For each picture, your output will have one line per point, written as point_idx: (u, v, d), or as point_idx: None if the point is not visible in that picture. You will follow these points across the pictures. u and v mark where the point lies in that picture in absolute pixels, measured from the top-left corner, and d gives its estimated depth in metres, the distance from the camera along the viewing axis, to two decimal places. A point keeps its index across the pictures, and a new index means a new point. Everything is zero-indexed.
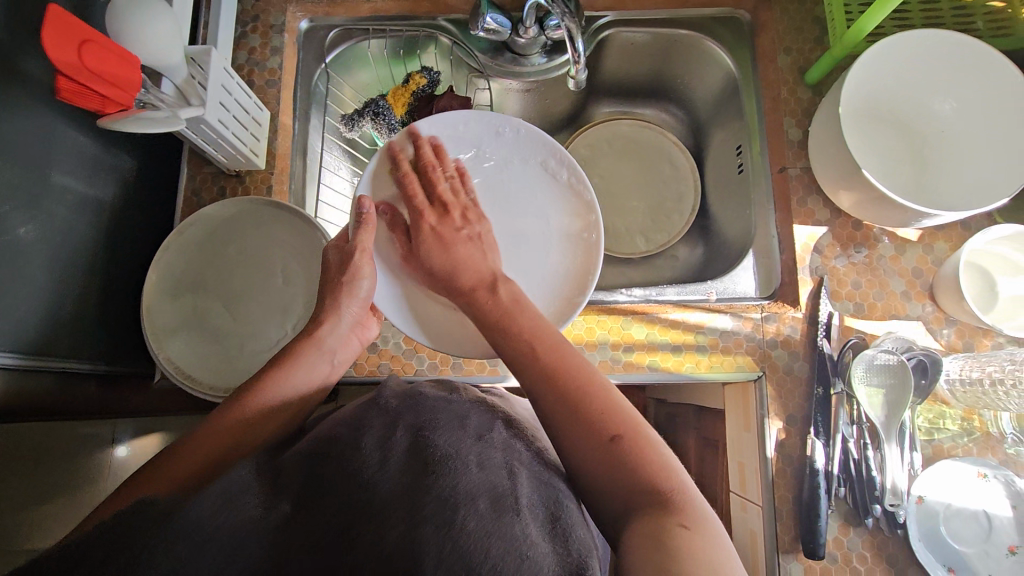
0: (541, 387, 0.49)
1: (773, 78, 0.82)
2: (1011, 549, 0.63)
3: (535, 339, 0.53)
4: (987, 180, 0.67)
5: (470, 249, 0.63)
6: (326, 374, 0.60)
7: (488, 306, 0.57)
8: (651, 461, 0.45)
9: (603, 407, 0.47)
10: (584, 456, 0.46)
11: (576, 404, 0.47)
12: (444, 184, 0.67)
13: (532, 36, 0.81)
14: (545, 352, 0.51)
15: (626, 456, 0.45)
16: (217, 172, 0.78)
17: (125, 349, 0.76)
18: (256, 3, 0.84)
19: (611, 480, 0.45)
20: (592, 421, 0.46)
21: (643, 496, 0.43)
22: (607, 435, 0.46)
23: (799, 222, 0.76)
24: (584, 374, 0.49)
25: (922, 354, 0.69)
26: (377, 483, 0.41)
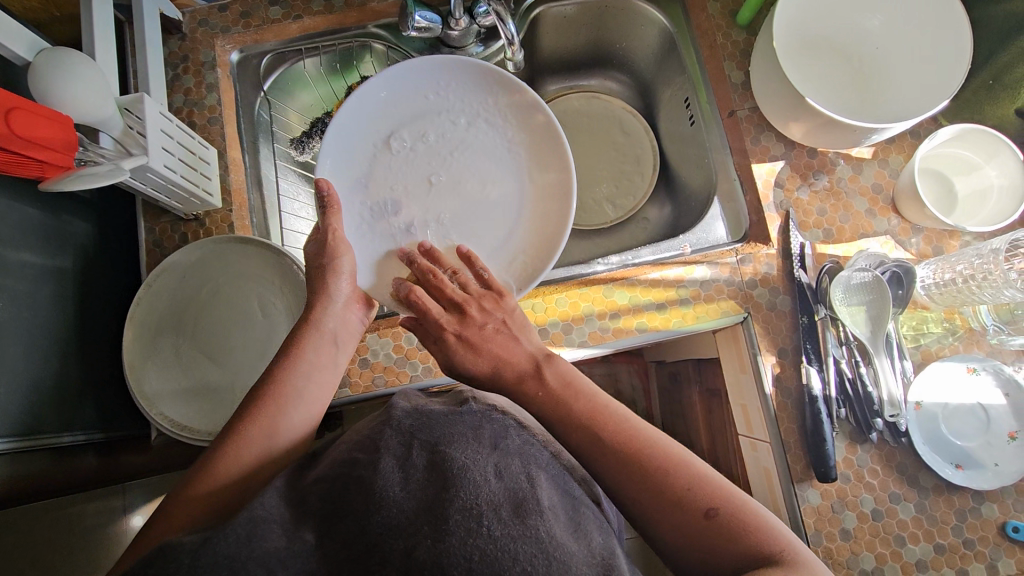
0: (603, 463, 0.46)
1: (706, 26, 0.82)
2: (1011, 436, 0.66)
3: (596, 421, 0.48)
4: (927, 86, 0.69)
5: (503, 342, 0.56)
6: (333, 361, 0.58)
7: (537, 396, 0.51)
8: (753, 524, 0.42)
9: (683, 474, 0.45)
10: (670, 531, 0.43)
11: (655, 485, 0.44)
12: (453, 283, 0.60)
13: (464, 27, 0.80)
14: (598, 423, 0.48)
15: (727, 527, 0.42)
16: (175, 219, 0.78)
17: (118, 413, 0.76)
18: (183, 43, 0.82)
19: (702, 552, 0.42)
20: (670, 494, 0.44)
21: (750, 559, 0.41)
22: (702, 511, 0.43)
23: (756, 161, 0.77)
24: (640, 436, 0.47)
25: (895, 266, 0.71)
26: (401, 500, 0.41)
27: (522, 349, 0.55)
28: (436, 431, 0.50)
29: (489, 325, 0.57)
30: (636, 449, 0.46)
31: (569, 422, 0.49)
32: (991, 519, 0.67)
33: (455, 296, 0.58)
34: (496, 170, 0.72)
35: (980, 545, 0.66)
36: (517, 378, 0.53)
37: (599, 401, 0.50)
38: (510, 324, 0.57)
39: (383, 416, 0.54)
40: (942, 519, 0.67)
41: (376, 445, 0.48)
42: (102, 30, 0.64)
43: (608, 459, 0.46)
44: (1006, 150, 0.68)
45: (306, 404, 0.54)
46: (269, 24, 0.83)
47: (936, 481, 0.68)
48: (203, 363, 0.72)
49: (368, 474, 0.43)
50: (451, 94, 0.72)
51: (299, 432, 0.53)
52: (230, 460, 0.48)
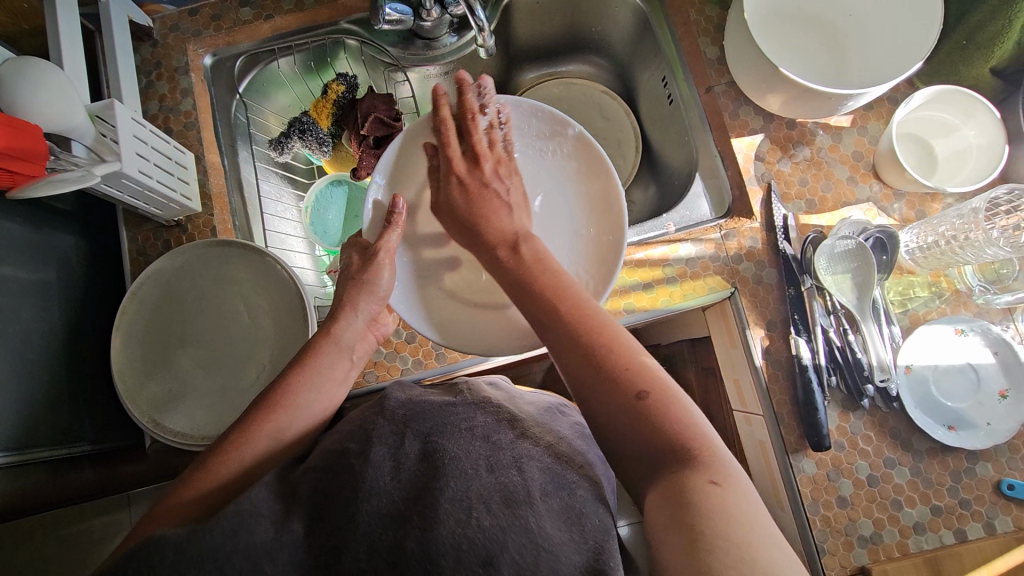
0: (554, 335, 0.47)
1: (679, 4, 0.82)
2: (1002, 394, 0.67)
3: (557, 296, 0.49)
4: (900, 50, 0.70)
5: (497, 205, 0.59)
6: (347, 371, 0.59)
7: (511, 267, 0.54)
8: (676, 419, 0.42)
9: (626, 358, 0.45)
10: (602, 406, 0.43)
11: (599, 364, 0.44)
12: (482, 136, 0.62)
13: (436, 17, 0.80)
14: (560, 299, 0.49)
15: (655, 410, 0.42)
16: (157, 227, 0.77)
17: (112, 424, 0.75)
18: (155, 50, 0.82)
19: (629, 431, 0.42)
20: (610, 368, 0.44)
21: (662, 451, 0.41)
22: (633, 392, 0.43)
23: (735, 136, 0.77)
24: (596, 317, 0.47)
25: (878, 232, 0.71)
26: (390, 491, 0.42)
27: (509, 218, 0.58)
28: (429, 420, 0.50)
29: (493, 185, 0.61)
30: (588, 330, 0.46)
31: (529, 294, 0.50)
32: (986, 478, 0.67)
33: (479, 146, 0.61)
34: (549, 200, 0.68)
35: (976, 505, 0.67)
36: (490, 246, 0.57)
37: (564, 279, 0.51)
38: (507, 196, 0.61)
39: (375, 407, 0.53)
40: (937, 481, 0.68)
41: (367, 434, 0.47)
42: (70, 38, 0.64)
43: (558, 332, 0.47)
44: (983, 109, 0.68)
45: (304, 412, 0.53)
46: (241, 25, 0.82)
47: (930, 444, 0.68)
48: (192, 370, 0.72)
49: (358, 465, 0.43)
50: (522, 136, 0.67)
51: (292, 433, 0.52)
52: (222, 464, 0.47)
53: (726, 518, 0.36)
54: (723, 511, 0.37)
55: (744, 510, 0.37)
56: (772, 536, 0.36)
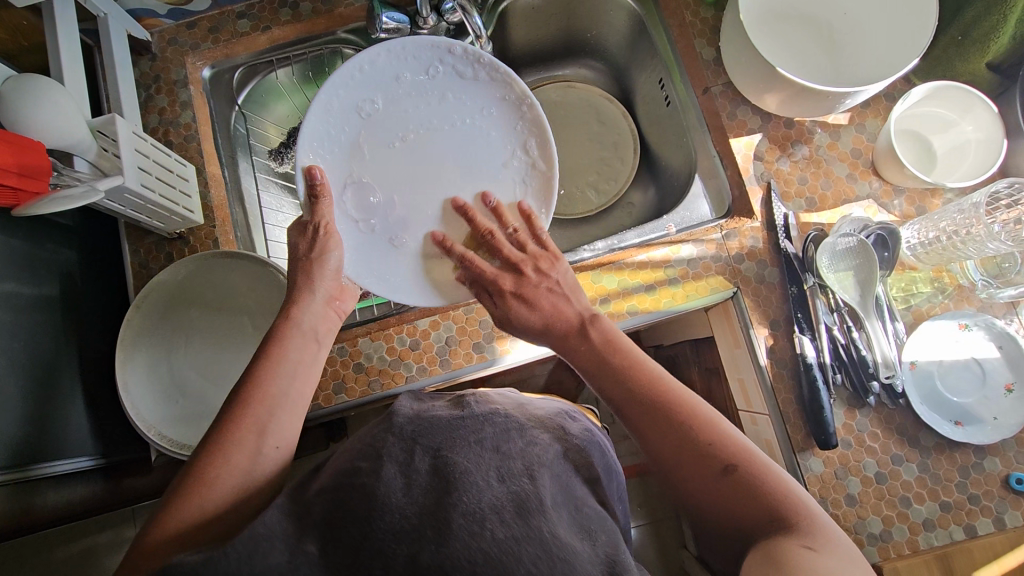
0: (639, 417, 0.48)
1: (674, 6, 0.82)
2: (1008, 389, 0.68)
3: (630, 380, 0.50)
4: (896, 47, 0.70)
5: (555, 300, 0.59)
6: (317, 355, 0.56)
7: (581, 352, 0.55)
8: (773, 495, 0.42)
9: (711, 432, 0.46)
10: (690, 480, 0.45)
11: (681, 435, 0.46)
12: (509, 241, 0.62)
13: (433, 24, 0.80)
14: (637, 381, 0.50)
15: (745, 482, 0.43)
16: (159, 240, 0.78)
17: (117, 439, 0.75)
18: (154, 63, 0.82)
19: (730, 505, 0.43)
20: (699, 446, 0.45)
21: (758, 520, 0.42)
22: (720, 466, 0.44)
23: (734, 136, 0.77)
24: (677, 393, 0.49)
25: (879, 229, 0.71)
26: (403, 506, 0.41)
27: (573, 310, 0.59)
28: (435, 433, 0.49)
29: (544, 284, 0.60)
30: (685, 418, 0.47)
31: (606, 375, 0.52)
32: (994, 472, 0.67)
33: (523, 244, 0.62)
34: (455, 125, 0.68)
35: (984, 500, 0.66)
36: (564, 336, 0.57)
37: (636, 360, 0.52)
38: (559, 286, 0.60)
39: (383, 422, 0.53)
40: (945, 477, 0.67)
41: (377, 450, 0.47)
42: (70, 54, 0.64)
43: (639, 410, 0.49)
44: (981, 105, 0.68)
45: (293, 405, 0.52)
46: (239, 37, 0.82)
47: (937, 440, 0.68)
48: (194, 380, 0.73)
49: (369, 481, 0.43)
50: (385, 50, 0.64)
51: (289, 434, 0.51)
52: (221, 473, 0.46)
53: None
54: (819, 571, 0.36)
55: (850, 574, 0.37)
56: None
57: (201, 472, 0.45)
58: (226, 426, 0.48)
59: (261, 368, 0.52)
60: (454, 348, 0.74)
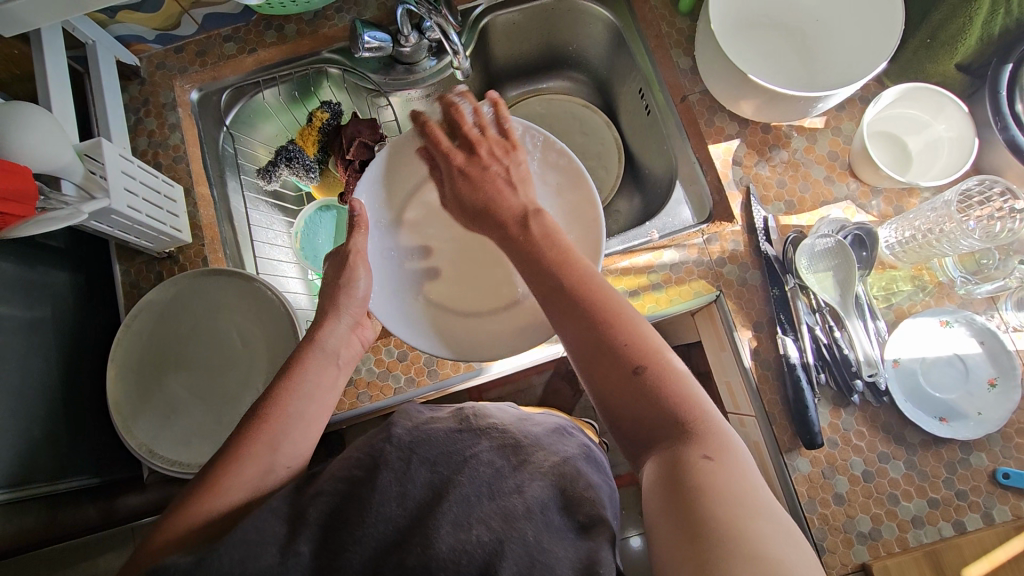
0: (570, 325, 0.48)
1: (650, 17, 0.84)
2: (991, 383, 0.68)
3: (559, 266, 0.51)
4: (866, 52, 0.71)
5: (500, 184, 0.60)
6: (335, 377, 0.57)
7: (518, 241, 0.56)
8: (675, 393, 0.45)
9: (623, 332, 0.47)
10: (602, 381, 0.46)
11: (598, 337, 0.47)
12: (470, 118, 0.62)
13: (414, 42, 0.83)
14: (563, 279, 0.50)
15: (654, 382, 0.45)
16: (150, 259, 0.79)
17: (114, 456, 0.76)
18: (143, 87, 0.84)
19: (635, 404, 0.45)
20: (611, 345, 0.46)
21: (660, 421, 0.44)
22: (631, 368, 0.45)
23: (713, 142, 0.78)
24: (597, 292, 0.49)
25: (856, 229, 0.72)
26: (395, 517, 0.43)
27: (516, 200, 0.59)
28: (436, 447, 0.49)
29: (493, 167, 0.61)
30: (597, 313, 0.48)
31: (538, 271, 0.52)
32: (981, 468, 0.67)
33: (470, 131, 0.62)
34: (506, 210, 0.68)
35: (972, 496, 0.67)
36: (502, 223, 0.58)
37: (562, 252, 0.53)
38: (510, 173, 0.61)
39: (382, 433, 0.51)
40: (933, 474, 0.68)
41: (375, 459, 0.47)
42: (58, 82, 0.66)
43: (561, 299, 0.50)
44: (952, 105, 0.69)
45: (305, 422, 0.52)
46: (225, 60, 0.85)
47: (923, 437, 0.69)
48: (185, 396, 0.73)
49: (366, 491, 0.44)
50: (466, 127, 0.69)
51: (298, 452, 0.51)
52: (224, 484, 0.47)
53: (721, 492, 0.39)
54: (714, 483, 0.39)
55: (739, 477, 0.40)
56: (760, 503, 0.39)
57: (204, 482, 0.47)
58: (242, 436, 0.50)
59: (278, 384, 0.54)
60: (441, 358, 0.75)
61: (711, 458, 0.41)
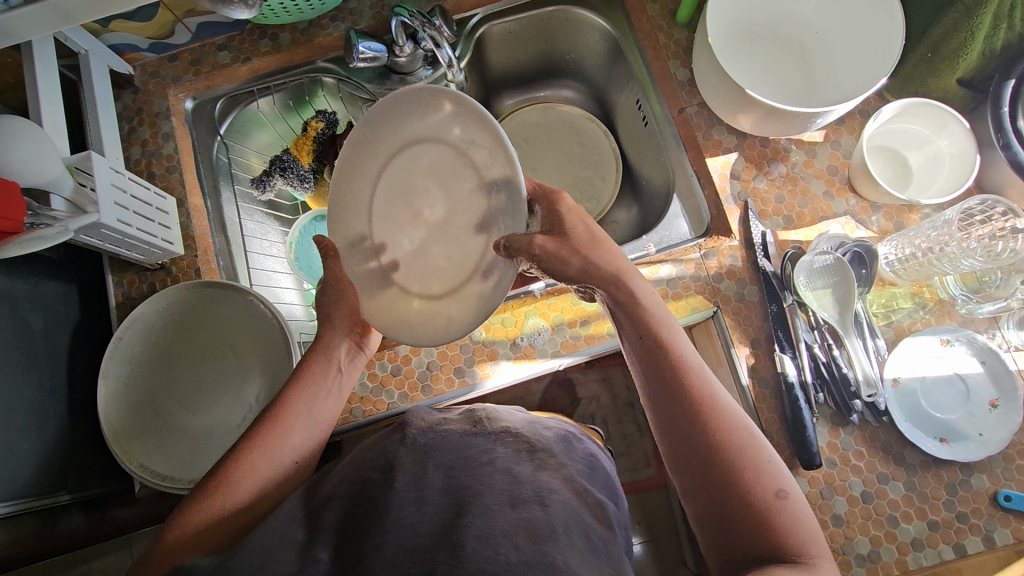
0: (695, 429, 0.48)
1: (648, 29, 0.83)
2: (992, 405, 0.67)
3: (685, 369, 0.51)
4: (865, 66, 0.71)
5: (612, 251, 0.59)
6: (333, 390, 0.61)
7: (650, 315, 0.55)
8: (801, 527, 0.44)
9: (759, 450, 0.47)
10: (725, 492, 0.46)
11: (726, 449, 0.47)
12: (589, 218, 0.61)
13: (409, 52, 0.81)
14: (692, 383, 0.50)
15: (785, 513, 0.44)
16: (142, 270, 0.78)
17: (100, 470, 0.74)
18: (136, 96, 0.83)
19: (752, 525, 0.44)
20: (742, 460, 0.46)
21: (775, 549, 0.43)
22: (770, 490, 0.45)
23: (710, 155, 0.78)
24: (729, 405, 0.50)
25: (856, 246, 0.71)
26: (417, 527, 0.42)
27: (621, 265, 0.59)
28: (453, 452, 0.51)
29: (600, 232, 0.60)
30: (731, 424, 0.48)
31: (663, 371, 0.51)
32: (982, 490, 0.66)
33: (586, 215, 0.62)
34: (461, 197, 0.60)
35: (973, 518, 0.66)
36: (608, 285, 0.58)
37: (697, 357, 0.53)
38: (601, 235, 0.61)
39: (396, 434, 0.55)
40: (932, 495, 0.67)
41: (391, 462, 0.50)
42: (48, 93, 0.65)
43: (690, 404, 0.49)
44: (954, 122, 0.69)
45: (306, 432, 0.58)
46: (219, 69, 0.84)
47: (922, 457, 0.68)
48: (184, 416, 0.71)
49: (383, 495, 0.46)
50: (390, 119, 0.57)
51: (295, 462, 0.57)
52: (228, 495, 0.51)
53: None
54: None
55: None
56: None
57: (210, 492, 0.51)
58: (247, 446, 0.54)
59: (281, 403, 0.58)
60: (435, 373, 0.73)
61: None
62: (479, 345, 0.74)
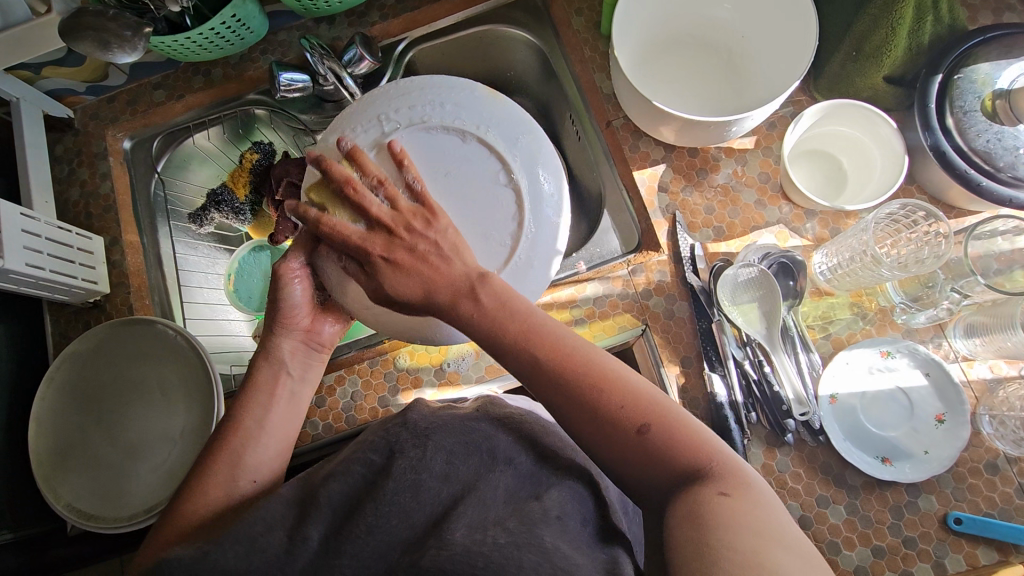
0: (551, 392, 0.43)
1: (574, 42, 0.82)
2: (938, 419, 0.63)
3: (527, 332, 0.44)
4: (788, 71, 0.67)
5: (434, 262, 0.45)
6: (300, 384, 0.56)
7: (474, 319, 0.44)
8: (681, 442, 0.41)
9: (615, 387, 0.42)
10: (599, 441, 0.42)
11: (574, 397, 0.42)
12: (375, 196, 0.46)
13: (334, 81, 0.81)
14: (531, 345, 0.44)
15: (660, 441, 0.41)
16: (77, 309, 0.79)
17: (30, 508, 0.72)
18: (76, 139, 0.85)
19: (636, 464, 0.41)
20: (605, 411, 0.41)
21: (673, 475, 0.40)
22: (633, 427, 0.41)
23: (638, 169, 0.75)
24: (576, 350, 0.44)
25: (782, 257, 0.69)
26: (415, 512, 0.41)
27: (453, 264, 0.45)
28: (453, 433, 0.48)
29: (421, 246, 0.45)
30: (572, 368, 0.43)
31: (502, 346, 0.44)
32: (931, 512, 0.62)
33: (379, 212, 0.45)
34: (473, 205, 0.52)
35: (922, 543, 0.61)
36: (447, 303, 0.45)
37: (527, 308, 0.45)
38: (440, 247, 0.45)
39: (395, 420, 0.50)
40: (877, 519, 0.62)
41: (392, 448, 0.45)
42: None
43: (538, 371, 0.43)
44: (880, 120, 0.65)
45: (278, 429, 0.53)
46: (154, 108, 0.85)
47: (866, 478, 0.63)
48: (110, 454, 0.71)
49: (382, 478, 0.43)
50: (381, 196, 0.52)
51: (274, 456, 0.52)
52: (197, 503, 0.47)
53: (749, 531, 0.36)
54: (739, 521, 0.36)
55: (767, 516, 0.37)
56: (791, 537, 0.36)
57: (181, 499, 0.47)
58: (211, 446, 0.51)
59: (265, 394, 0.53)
60: (359, 404, 0.72)
61: (731, 499, 0.38)
62: (403, 373, 0.73)
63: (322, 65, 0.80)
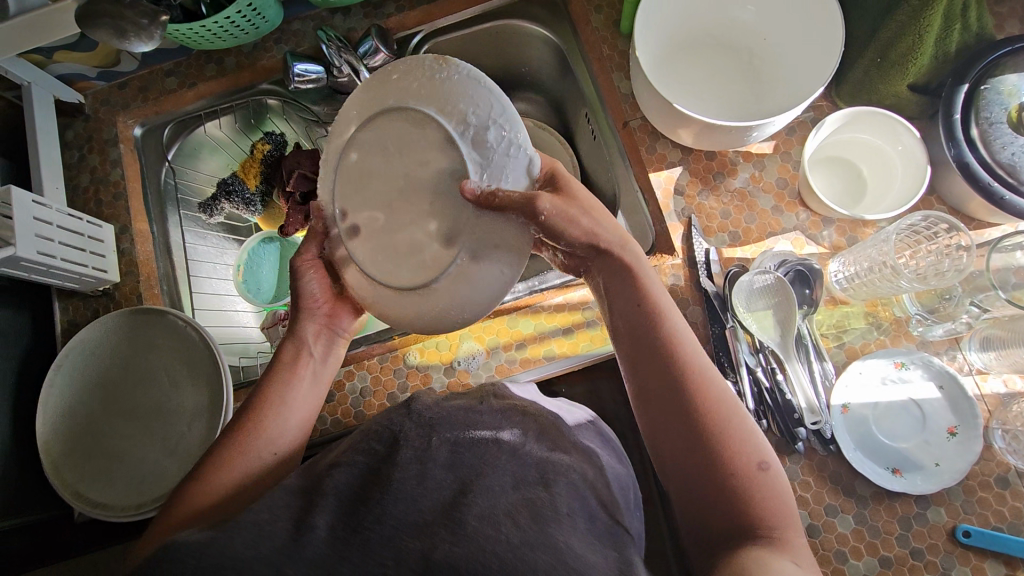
0: (664, 402, 0.49)
1: (592, 40, 0.81)
2: (951, 432, 0.63)
3: (671, 346, 0.50)
4: (813, 76, 0.66)
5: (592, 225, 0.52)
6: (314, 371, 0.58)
7: (636, 313, 0.52)
8: (765, 500, 0.45)
9: (738, 426, 0.48)
10: (691, 449, 0.47)
11: (687, 412, 0.48)
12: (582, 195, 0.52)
13: (349, 73, 0.80)
14: (670, 353, 0.50)
15: (749, 487, 0.45)
16: (86, 296, 0.79)
17: (36, 496, 0.72)
18: (87, 124, 0.85)
19: (715, 493, 0.46)
20: (720, 436, 0.47)
21: (745, 523, 0.44)
22: (752, 465, 0.46)
23: (654, 171, 0.74)
24: (711, 386, 0.49)
25: (799, 264, 0.68)
26: (423, 500, 0.40)
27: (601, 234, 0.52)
28: (455, 426, 0.49)
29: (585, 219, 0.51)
30: (703, 395, 0.48)
31: (642, 352, 0.51)
32: (940, 524, 0.61)
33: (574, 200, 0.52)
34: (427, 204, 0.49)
35: (930, 555, 0.61)
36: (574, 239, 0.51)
37: (683, 339, 0.51)
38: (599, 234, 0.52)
39: (401, 409, 0.53)
40: (885, 530, 0.62)
41: (396, 437, 0.47)
42: None
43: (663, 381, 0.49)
44: (904, 130, 0.65)
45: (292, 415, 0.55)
46: (167, 95, 0.84)
47: (875, 488, 0.63)
48: (118, 440, 0.71)
49: (386, 469, 0.43)
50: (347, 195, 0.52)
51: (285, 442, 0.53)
52: (209, 488, 0.48)
53: None
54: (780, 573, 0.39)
55: None
56: None
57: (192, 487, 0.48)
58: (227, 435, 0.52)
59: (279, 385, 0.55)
60: (368, 400, 0.72)
61: (796, 565, 0.41)
62: (412, 370, 0.72)
63: (337, 57, 0.79)
